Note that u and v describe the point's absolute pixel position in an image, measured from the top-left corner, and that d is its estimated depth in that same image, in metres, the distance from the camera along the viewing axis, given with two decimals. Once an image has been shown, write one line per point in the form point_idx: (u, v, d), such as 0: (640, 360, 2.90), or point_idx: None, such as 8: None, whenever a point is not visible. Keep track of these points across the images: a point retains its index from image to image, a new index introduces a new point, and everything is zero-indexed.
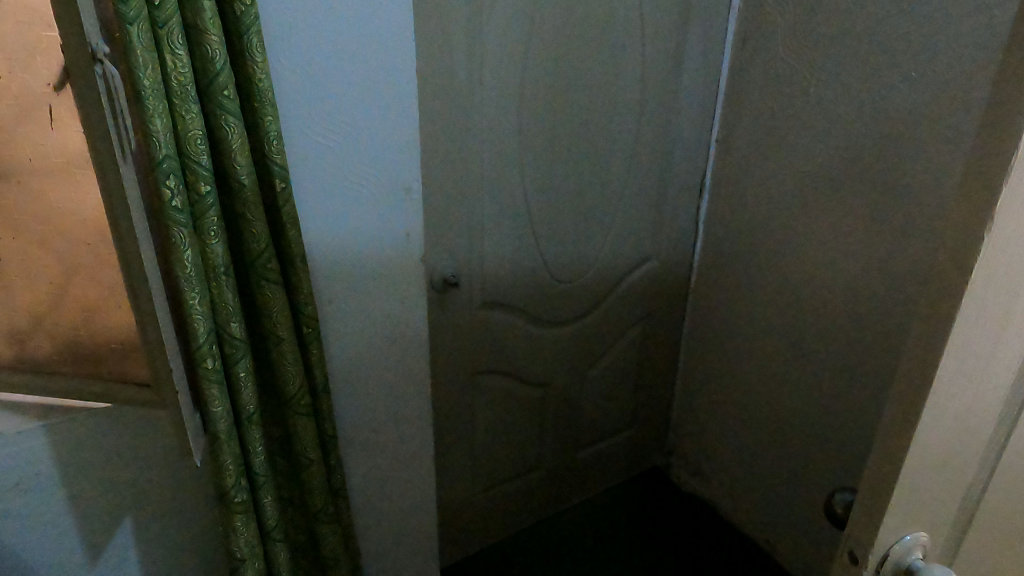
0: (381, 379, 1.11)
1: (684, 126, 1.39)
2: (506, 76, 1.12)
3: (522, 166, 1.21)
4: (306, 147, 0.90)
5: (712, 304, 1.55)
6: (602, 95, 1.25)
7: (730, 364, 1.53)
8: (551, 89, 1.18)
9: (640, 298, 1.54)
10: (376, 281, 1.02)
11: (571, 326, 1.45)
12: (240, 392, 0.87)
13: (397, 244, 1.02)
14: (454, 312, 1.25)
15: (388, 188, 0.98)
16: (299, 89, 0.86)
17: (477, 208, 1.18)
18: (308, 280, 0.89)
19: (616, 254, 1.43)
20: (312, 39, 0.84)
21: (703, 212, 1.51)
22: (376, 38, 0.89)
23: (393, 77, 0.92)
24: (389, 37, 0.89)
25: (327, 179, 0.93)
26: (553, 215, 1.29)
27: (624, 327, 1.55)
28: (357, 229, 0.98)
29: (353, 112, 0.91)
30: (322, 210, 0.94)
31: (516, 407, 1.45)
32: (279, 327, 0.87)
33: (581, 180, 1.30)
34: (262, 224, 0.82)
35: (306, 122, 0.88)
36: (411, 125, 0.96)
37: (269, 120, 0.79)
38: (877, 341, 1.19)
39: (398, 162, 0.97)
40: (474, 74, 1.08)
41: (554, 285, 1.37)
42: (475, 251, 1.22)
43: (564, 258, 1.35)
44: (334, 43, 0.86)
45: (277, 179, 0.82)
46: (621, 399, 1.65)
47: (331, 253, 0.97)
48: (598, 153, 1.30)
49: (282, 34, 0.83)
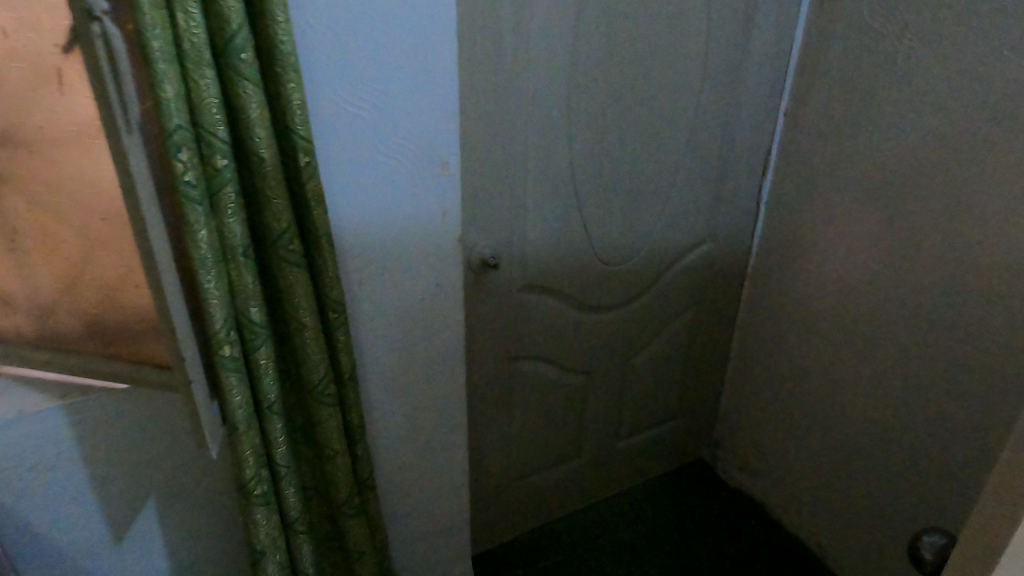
0: (415, 364, 1.06)
1: (751, 99, 1.27)
2: (560, 42, 1.02)
3: (572, 141, 1.11)
4: (331, 119, 0.82)
5: (771, 292, 1.45)
6: (665, 63, 1.14)
7: (791, 358, 1.43)
8: (609, 58, 1.08)
9: (693, 284, 1.44)
10: (409, 264, 0.96)
11: (619, 311, 1.37)
12: (261, 380, 0.82)
13: (431, 223, 0.95)
14: (494, 295, 1.18)
15: (421, 163, 0.90)
16: (323, 53, 0.78)
17: (519, 184, 1.09)
18: (333, 262, 0.83)
19: (669, 236, 1.33)
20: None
21: (767, 192, 1.40)
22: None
23: (430, 43, 0.83)
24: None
25: (358, 153, 0.85)
26: (604, 193, 1.20)
27: (675, 313, 1.45)
28: (386, 206, 0.90)
29: (384, 81, 0.83)
30: (347, 188, 0.87)
31: (556, 394, 1.38)
32: (302, 312, 0.81)
33: (635, 156, 1.20)
34: (285, 201, 0.76)
35: (331, 90, 0.80)
36: (450, 96, 0.88)
37: (292, 87, 0.72)
38: (968, 346, 1.07)
39: (435, 134, 0.89)
40: (524, 40, 0.99)
41: (601, 268, 1.28)
42: (518, 232, 1.14)
43: (613, 240, 1.26)
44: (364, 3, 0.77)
45: (300, 153, 0.75)
46: (668, 389, 1.56)
47: (358, 233, 0.90)
48: (657, 127, 1.19)
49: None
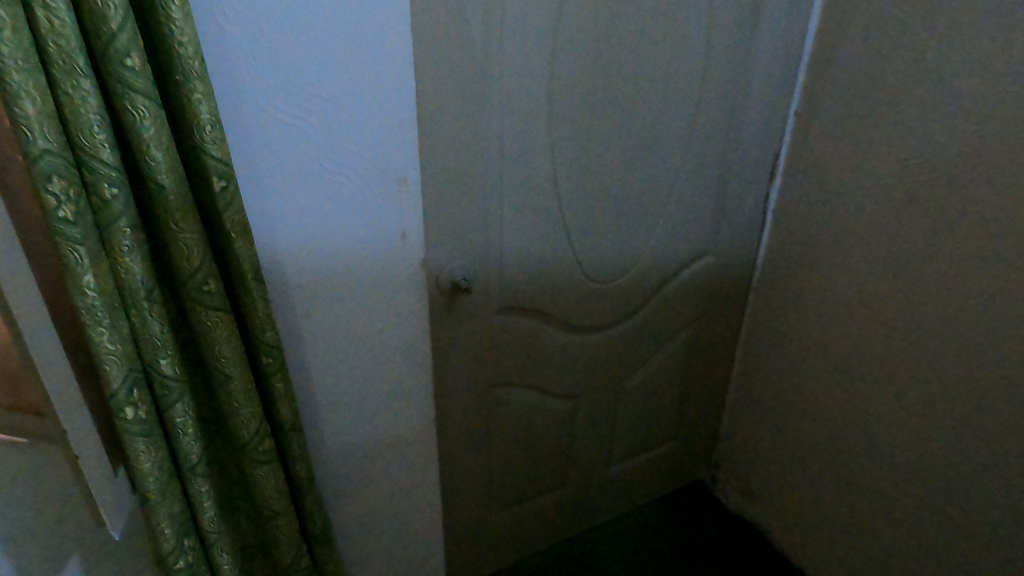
0: (377, 399, 0.96)
1: (757, 99, 1.13)
2: (543, 42, 0.87)
3: (555, 152, 0.98)
4: (268, 137, 0.72)
5: (777, 309, 1.32)
6: (662, 61, 0.99)
7: (802, 383, 1.31)
8: (597, 58, 0.93)
9: (693, 300, 1.31)
10: (369, 293, 0.87)
11: (609, 332, 1.24)
12: (179, 440, 0.70)
13: (390, 248, 0.86)
14: (469, 322, 1.05)
15: (375, 180, 0.80)
16: (253, 58, 0.67)
17: (497, 202, 0.96)
18: (263, 301, 0.71)
19: (666, 251, 1.21)
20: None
21: (774, 199, 1.27)
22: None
23: (380, 47, 0.74)
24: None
25: (302, 173, 0.75)
26: (594, 207, 1.07)
27: (672, 332, 1.33)
28: (335, 229, 0.80)
29: (327, 89, 0.73)
30: (289, 210, 0.77)
31: (542, 422, 1.27)
32: (226, 361, 0.69)
33: (627, 165, 1.06)
34: (196, 235, 0.63)
35: (264, 101, 0.70)
36: (405, 104, 0.79)
37: (199, 99, 0.59)
38: (1005, 392, 0.93)
39: (391, 150, 0.80)
40: (500, 41, 0.83)
41: (589, 288, 1.16)
42: (496, 252, 1.01)
43: (604, 256, 1.14)
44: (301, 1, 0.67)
45: (214, 177, 0.63)
46: (664, 411, 1.44)
47: (304, 259, 0.80)
48: (653, 133, 1.06)
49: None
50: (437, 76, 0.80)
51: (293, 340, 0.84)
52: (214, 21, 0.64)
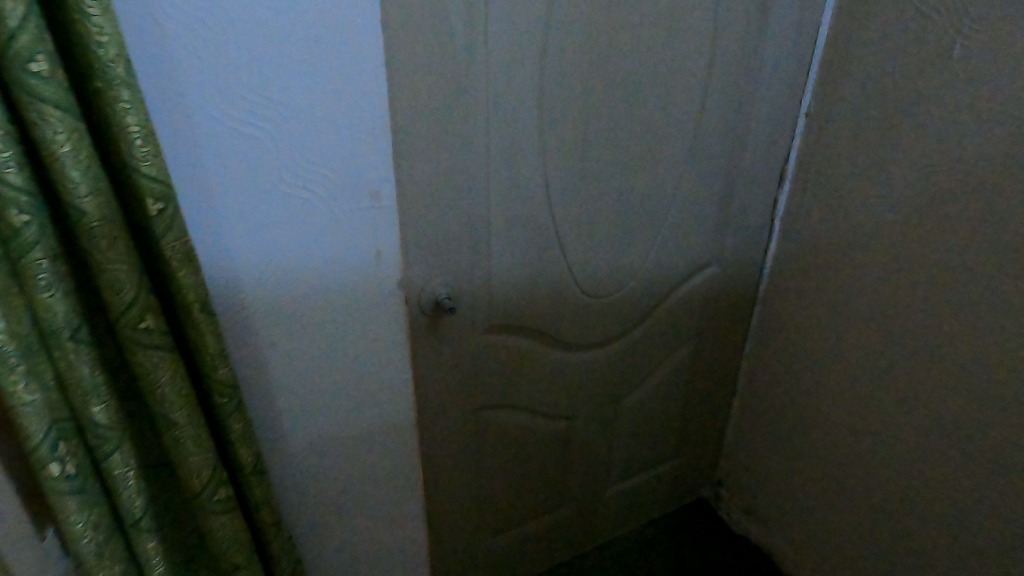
0: (350, 430, 0.88)
1: (764, 99, 1.04)
2: (527, 35, 0.79)
3: (544, 157, 0.89)
4: (222, 152, 0.64)
5: (785, 321, 1.24)
6: (660, 57, 0.91)
7: (810, 400, 1.23)
8: (587, 54, 0.85)
9: (696, 313, 1.23)
10: (339, 317, 0.80)
11: (605, 348, 1.16)
12: (119, 494, 0.61)
13: (363, 267, 0.79)
14: (454, 343, 0.97)
15: (344, 194, 0.73)
16: (202, 58, 0.59)
17: (480, 213, 0.88)
18: (213, 335, 0.62)
19: (666, 261, 1.12)
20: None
21: (782, 205, 1.19)
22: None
23: (348, 47, 0.66)
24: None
25: (262, 191, 0.68)
26: (587, 216, 0.98)
27: (673, 346, 1.25)
28: (300, 246, 0.73)
29: (289, 93, 0.65)
30: (247, 227, 0.69)
31: (535, 445, 1.18)
32: (171, 404, 0.61)
33: (622, 171, 0.98)
34: (129, 264, 0.54)
35: (217, 107, 0.62)
36: (377, 110, 0.71)
37: (125, 108, 0.50)
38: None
39: (361, 162, 0.73)
40: (478, 36, 0.75)
41: (584, 302, 1.07)
42: (483, 267, 0.94)
43: (600, 269, 1.05)
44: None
45: (148, 197, 0.54)
46: (665, 429, 1.36)
47: (266, 280, 0.72)
48: (652, 136, 0.97)
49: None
50: (411, 78, 0.72)
51: (257, 371, 0.77)
52: (156, 15, 0.56)
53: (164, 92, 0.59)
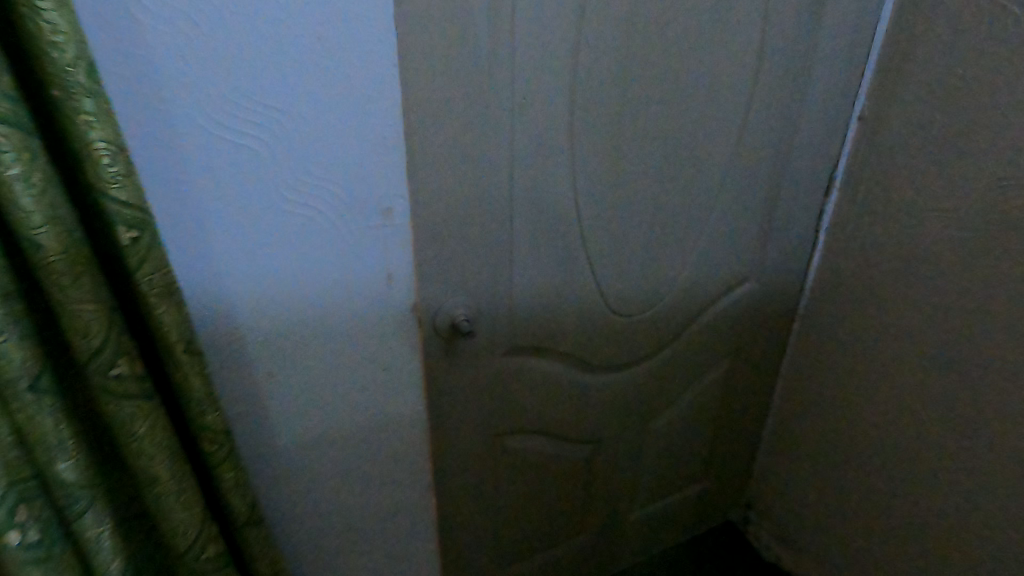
0: (358, 464, 0.80)
1: (815, 103, 0.96)
2: (565, 32, 0.70)
3: (576, 166, 0.81)
4: (211, 172, 0.56)
5: (828, 340, 1.16)
6: (707, 55, 0.82)
7: (855, 424, 1.14)
8: (628, 52, 0.76)
9: (733, 330, 1.14)
10: (347, 347, 0.72)
11: (635, 368, 1.07)
12: (92, 560, 0.53)
13: (372, 294, 0.71)
14: (474, 367, 0.89)
15: (351, 213, 0.65)
16: (187, 58, 0.51)
17: (504, 226, 0.80)
18: (201, 377, 0.54)
19: (702, 276, 1.04)
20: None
21: (828, 215, 1.10)
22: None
23: (358, 48, 0.58)
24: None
25: (258, 213, 0.60)
26: (620, 228, 0.90)
27: (708, 365, 1.16)
28: (301, 271, 0.65)
29: (289, 100, 0.57)
30: (240, 250, 0.61)
31: (558, 471, 1.10)
32: (152, 458, 0.53)
33: (659, 180, 0.89)
34: (96, 302, 0.46)
35: (204, 115, 0.54)
36: (389, 119, 0.63)
37: (89, 121, 0.42)
38: None
39: (370, 179, 0.65)
40: (510, 31, 0.67)
41: (614, 321, 0.99)
42: (506, 286, 0.86)
43: (631, 285, 0.97)
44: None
45: (119, 225, 0.46)
46: (695, 451, 1.28)
47: (263, 309, 0.65)
48: (692, 141, 0.89)
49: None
50: (428, 77, 0.64)
51: (254, 406, 0.69)
52: (131, 7, 0.48)
53: (141, 96, 0.51)
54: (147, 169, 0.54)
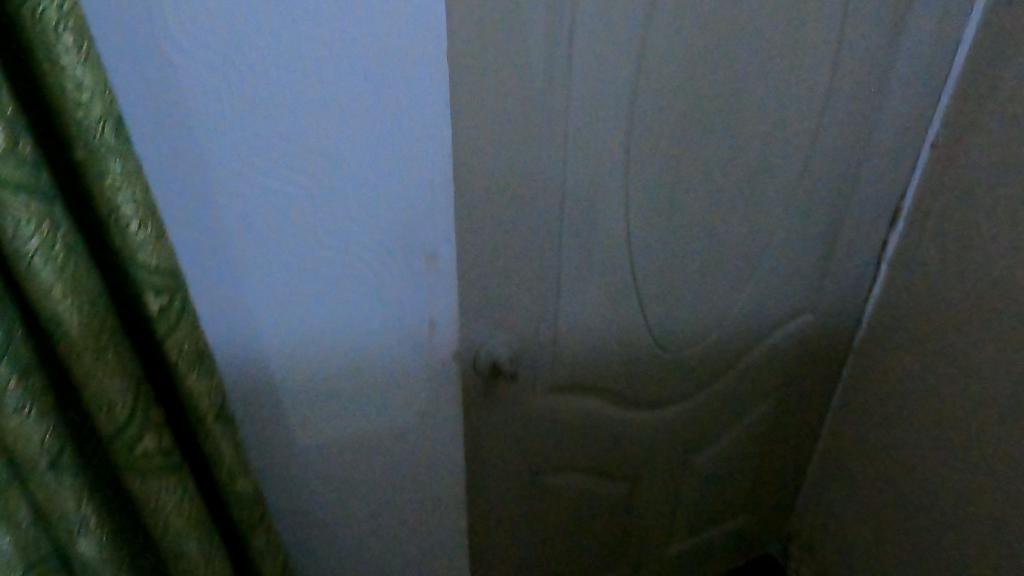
0: (389, 506, 0.77)
1: (886, 130, 0.88)
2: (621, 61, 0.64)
3: (628, 200, 0.75)
4: (245, 221, 0.52)
5: (880, 377, 1.08)
6: (773, 82, 0.75)
7: (898, 462, 1.07)
8: (688, 80, 0.70)
9: (784, 363, 1.08)
10: (382, 392, 0.67)
11: (681, 404, 1.02)
12: None
13: (412, 340, 0.66)
14: (514, 406, 0.84)
15: (392, 258, 0.60)
16: (219, 97, 0.47)
17: (552, 264, 0.74)
18: (231, 444, 0.50)
19: (755, 309, 0.97)
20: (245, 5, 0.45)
21: (893, 245, 1.02)
22: (374, 7, 0.49)
23: (407, 84, 0.53)
24: (403, 10, 0.50)
25: (294, 263, 0.56)
26: (670, 262, 0.84)
27: (755, 399, 1.10)
28: (336, 317, 0.61)
29: (328, 140, 0.52)
30: (272, 296, 0.57)
31: (596, 508, 1.05)
32: (179, 533, 0.49)
33: (714, 212, 0.83)
34: (121, 374, 0.42)
35: (238, 161, 0.50)
36: (438, 158, 0.58)
37: (117, 183, 0.38)
38: None
39: (417, 224, 0.60)
40: (565, 62, 0.61)
41: (659, 357, 0.93)
42: (550, 323, 0.80)
43: (678, 320, 0.91)
44: (290, 18, 0.47)
45: (148, 291, 0.42)
46: (738, 485, 1.22)
47: (294, 355, 0.61)
48: (752, 172, 0.82)
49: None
50: (478, 110, 0.58)
51: (286, 452, 0.66)
52: (157, 42, 0.44)
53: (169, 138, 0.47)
54: (173, 212, 0.50)
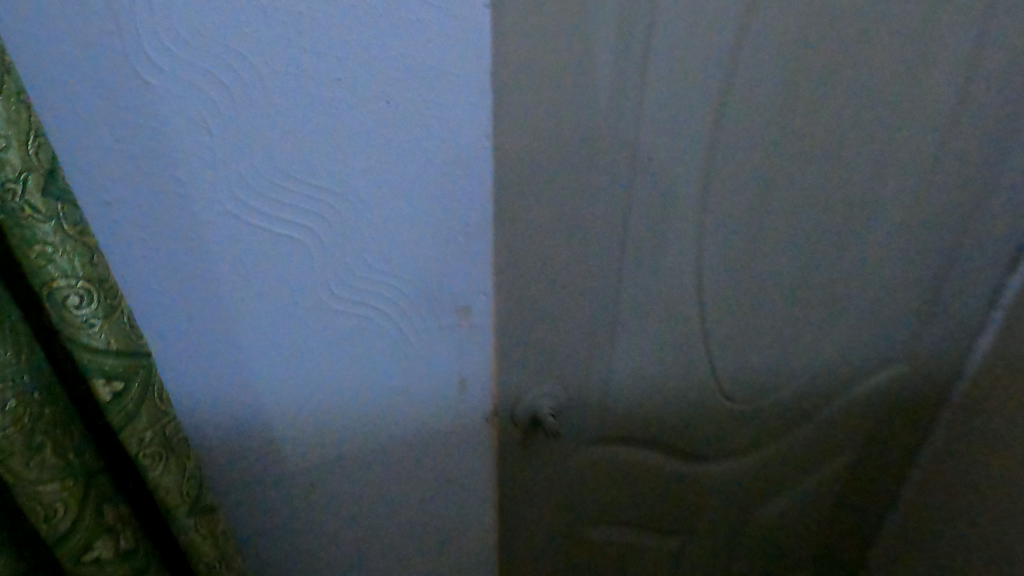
0: (408, 566, 0.69)
1: (1014, 165, 0.75)
2: (707, 83, 0.52)
3: (703, 242, 0.63)
4: (235, 265, 0.44)
5: (984, 442, 0.94)
6: (883, 103, 0.62)
7: (1000, 542, 0.92)
8: (785, 104, 0.57)
9: (867, 418, 0.95)
10: (403, 458, 0.59)
11: (747, 461, 0.90)
12: None
13: (439, 400, 0.56)
14: (557, 464, 0.74)
15: (414, 310, 0.50)
16: (205, 126, 0.39)
17: (610, 315, 0.64)
18: (207, 540, 0.42)
19: (835, 359, 0.85)
20: (235, 16, 0.36)
21: (1010, 295, 0.88)
22: (396, 18, 0.39)
23: (436, 110, 0.43)
24: (434, 22, 0.40)
25: (296, 312, 0.48)
26: (742, 307, 0.73)
27: (831, 454, 0.97)
28: (347, 373, 0.52)
29: (337, 175, 0.43)
30: (271, 349, 0.49)
31: (642, 565, 0.94)
32: None
33: (799, 252, 0.71)
34: (63, 475, 0.34)
35: (226, 200, 0.42)
36: (475, 198, 0.47)
37: (50, 249, 0.30)
38: None
39: (445, 271, 0.49)
40: (635, 84, 0.49)
41: (724, 409, 0.82)
42: (602, 374, 0.70)
43: (748, 369, 0.80)
44: (290, 32, 0.38)
45: (97, 376, 0.33)
46: (803, 544, 1.09)
47: (298, 413, 0.53)
48: (848, 208, 0.70)
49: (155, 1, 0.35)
50: (526, 144, 0.47)
51: (292, 511, 0.59)
52: (129, 60, 0.36)
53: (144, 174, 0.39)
54: (154, 256, 0.42)
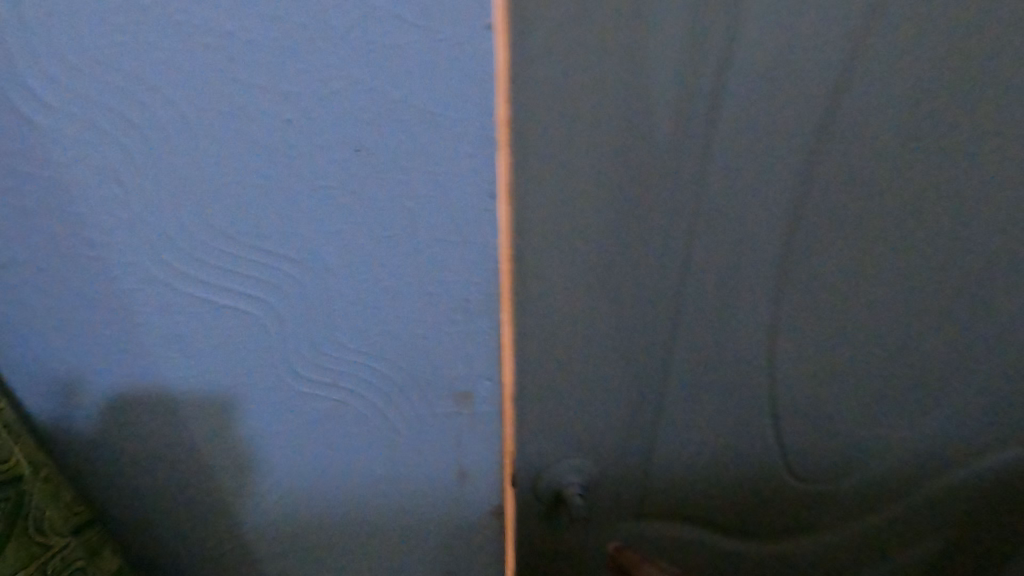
0: None
1: None
2: (743, 84, 0.44)
3: (753, 277, 0.54)
4: (168, 340, 0.36)
5: None
6: (1000, 124, 0.50)
7: None
8: (857, 113, 0.48)
9: (982, 520, 0.77)
10: (391, 556, 0.49)
11: (818, 549, 0.76)
12: None
13: (433, 497, 0.46)
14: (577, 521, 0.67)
15: (399, 393, 0.40)
16: (116, 176, 0.30)
17: (631, 348, 0.56)
18: None
19: (934, 442, 0.70)
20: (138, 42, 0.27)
21: None
22: (364, 44, 0.28)
23: (424, 165, 0.31)
24: (418, 49, 0.28)
25: (248, 393, 0.38)
26: (811, 363, 0.61)
27: (934, 559, 0.80)
28: (319, 461, 0.43)
29: (293, 240, 0.33)
30: (221, 433, 0.40)
31: None
32: None
33: (884, 307, 0.59)
34: None
35: (149, 265, 0.33)
36: (477, 275, 0.36)
37: None
38: None
39: (438, 353, 0.39)
40: (655, 83, 0.43)
41: (790, 484, 0.69)
42: (637, 430, 0.62)
43: (821, 441, 0.67)
44: (217, 60, 0.28)
45: None
46: None
47: (260, 503, 0.44)
48: (952, 252, 0.57)
49: (32, 20, 0.26)
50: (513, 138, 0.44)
51: None
52: (12, 94, 0.28)
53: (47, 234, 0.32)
54: (69, 325, 0.35)
